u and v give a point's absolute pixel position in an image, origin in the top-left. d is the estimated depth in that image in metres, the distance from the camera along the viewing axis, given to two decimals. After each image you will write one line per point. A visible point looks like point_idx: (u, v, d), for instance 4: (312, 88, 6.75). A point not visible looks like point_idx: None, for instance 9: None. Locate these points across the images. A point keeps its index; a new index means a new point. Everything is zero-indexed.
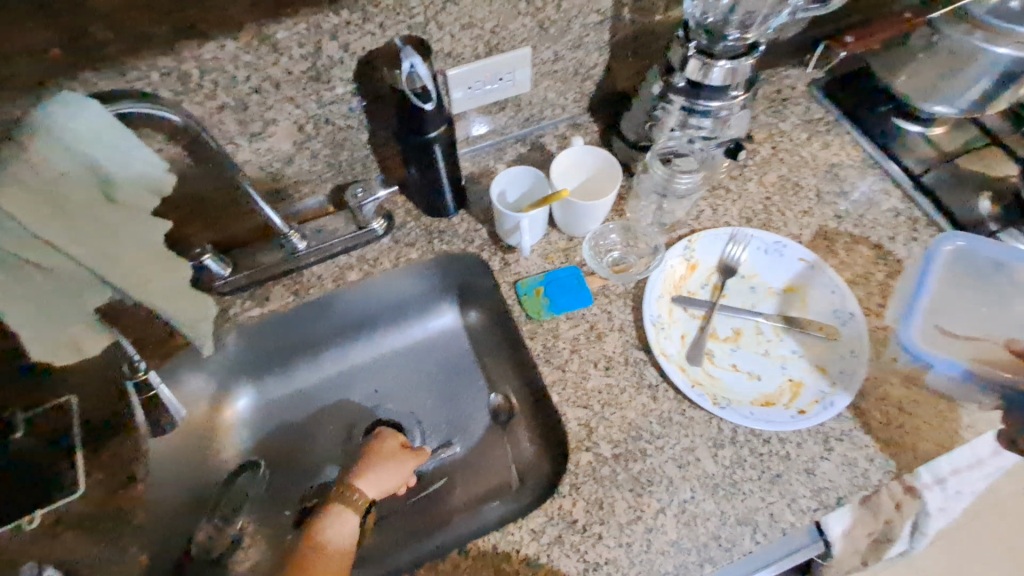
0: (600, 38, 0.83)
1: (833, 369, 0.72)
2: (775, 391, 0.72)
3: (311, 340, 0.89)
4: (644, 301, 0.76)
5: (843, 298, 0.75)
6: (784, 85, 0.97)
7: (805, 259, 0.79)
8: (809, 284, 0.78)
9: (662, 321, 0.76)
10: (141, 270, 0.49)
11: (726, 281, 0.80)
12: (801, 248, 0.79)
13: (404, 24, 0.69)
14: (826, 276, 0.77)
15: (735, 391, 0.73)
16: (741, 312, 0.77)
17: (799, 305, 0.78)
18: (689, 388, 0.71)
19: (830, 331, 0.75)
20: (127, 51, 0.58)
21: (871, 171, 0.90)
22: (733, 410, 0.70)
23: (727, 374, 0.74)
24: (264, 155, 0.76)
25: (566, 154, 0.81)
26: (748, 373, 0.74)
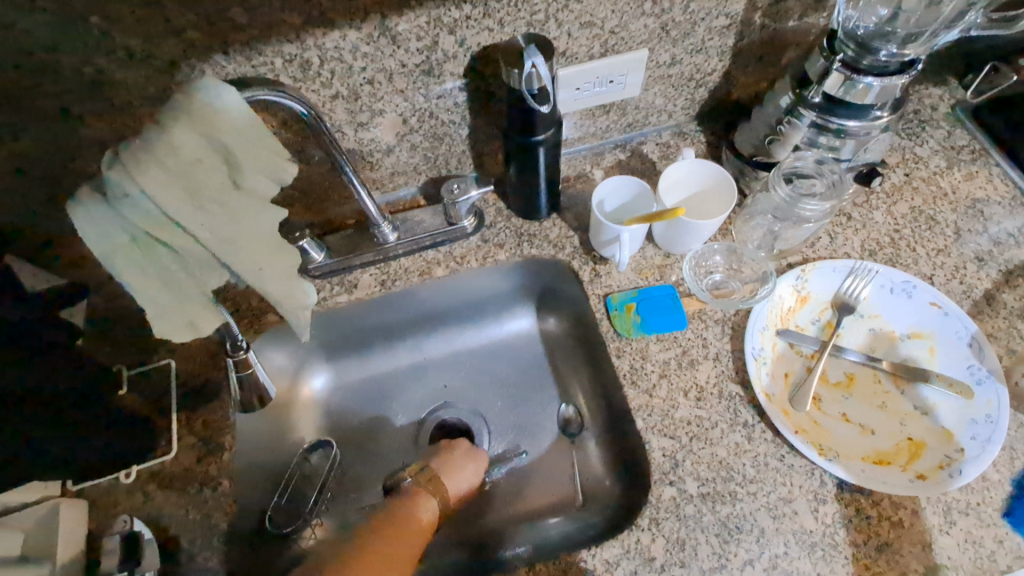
0: (723, 43, 0.77)
1: (964, 433, 0.64)
2: (891, 450, 0.65)
3: (390, 330, 0.89)
4: (747, 331, 0.70)
5: (982, 354, 0.66)
6: (924, 105, 0.87)
7: (937, 304, 0.70)
8: (940, 333, 0.69)
9: (765, 355, 0.70)
10: (256, 256, 0.49)
11: (842, 319, 0.72)
12: (933, 291, 0.70)
13: (523, 21, 0.66)
14: (961, 326, 0.68)
15: (844, 443, 0.65)
16: (857, 356, 0.70)
17: (925, 355, 0.69)
18: (792, 433, 0.65)
19: (963, 389, 0.66)
20: (258, 38, 0.59)
21: (1023, 209, 0.79)
22: (841, 465, 0.63)
23: (835, 423, 0.67)
24: (367, 145, 0.76)
25: (676, 167, 0.75)
26: (860, 424, 0.67)
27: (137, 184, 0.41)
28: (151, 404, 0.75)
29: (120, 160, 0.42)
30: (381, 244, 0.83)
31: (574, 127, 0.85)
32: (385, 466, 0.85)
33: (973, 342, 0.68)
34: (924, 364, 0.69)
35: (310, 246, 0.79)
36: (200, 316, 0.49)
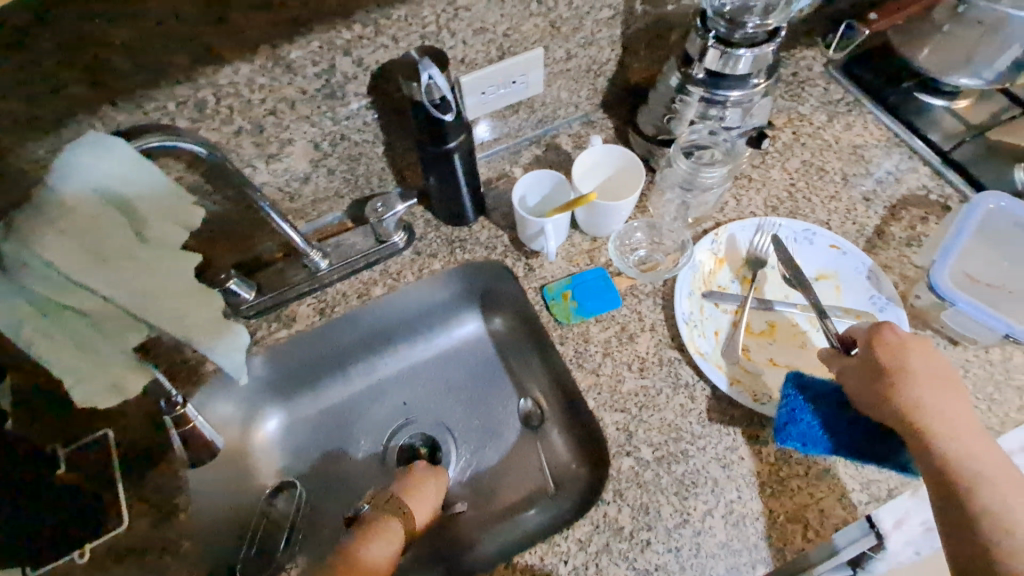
0: (612, 33, 0.82)
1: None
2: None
3: (339, 356, 0.88)
4: (675, 298, 0.75)
5: (879, 285, 0.74)
6: (801, 67, 0.95)
7: (836, 246, 0.77)
8: (843, 271, 0.77)
9: (695, 318, 0.75)
10: (177, 308, 0.48)
11: (757, 274, 0.78)
12: (831, 235, 0.78)
13: (417, 34, 0.67)
14: (859, 262, 0.76)
15: (775, 386, 0.71)
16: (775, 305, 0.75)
17: (833, 294, 0.76)
18: (728, 385, 0.70)
19: (868, 318, 0.73)
20: (146, 84, 0.58)
21: (897, 148, 0.87)
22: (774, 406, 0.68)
23: (765, 369, 0.72)
24: (281, 176, 0.75)
25: (586, 154, 0.79)
26: (786, 366, 0.72)
27: (35, 253, 0.40)
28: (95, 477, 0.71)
29: (12, 229, 0.41)
30: (314, 272, 0.82)
31: (488, 128, 0.88)
32: (353, 490, 0.84)
33: (871, 275, 0.75)
34: (834, 301, 0.76)
35: (238, 287, 0.78)
36: (125, 376, 0.49)
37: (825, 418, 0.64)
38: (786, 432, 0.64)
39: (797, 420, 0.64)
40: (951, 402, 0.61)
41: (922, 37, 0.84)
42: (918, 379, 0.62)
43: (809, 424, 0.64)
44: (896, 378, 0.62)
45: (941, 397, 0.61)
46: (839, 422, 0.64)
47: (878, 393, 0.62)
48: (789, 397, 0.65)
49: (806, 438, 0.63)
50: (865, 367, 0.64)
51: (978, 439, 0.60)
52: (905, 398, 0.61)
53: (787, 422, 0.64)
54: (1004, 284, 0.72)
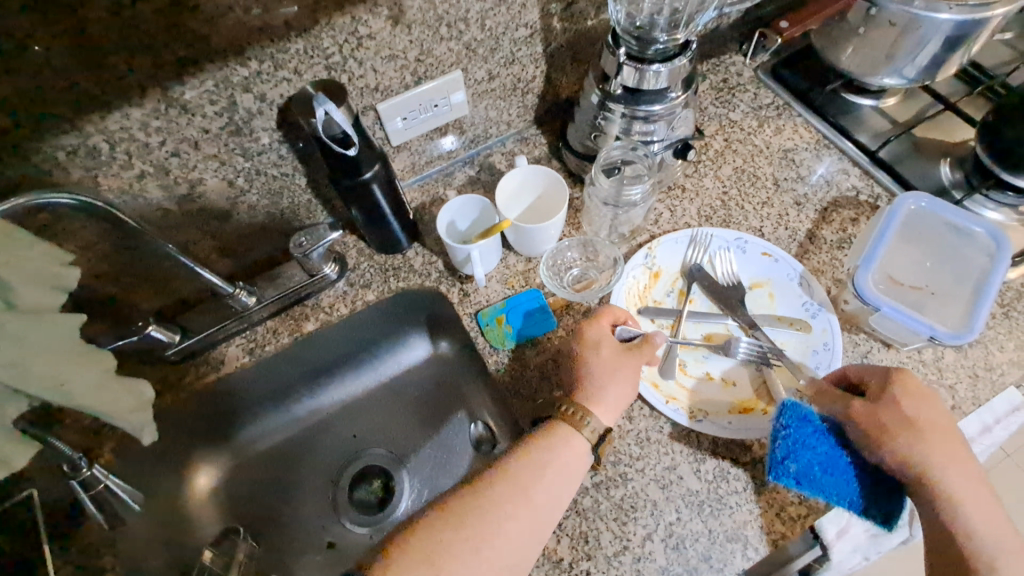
0: (532, 51, 0.80)
1: (810, 365, 0.70)
2: (753, 396, 0.70)
3: (278, 395, 0.86)
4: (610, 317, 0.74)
5: (811, 291, 0.74)
6: (731, 73, 0.95)
7: (768, 253, 0.77)
8: (776, 279, 0.76)
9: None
10: (59, 371, 0.45)
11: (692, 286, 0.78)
12: (762, 243, 0.77)
13: (321, 66, 0.65)
14: (790, 269, 0.76)
15: (712, 400, 0.70)
16: (709, 317, 0.75)
17: (767, 301, 0.76)
18: (664, 404, 0.69)
19: (802, 325, 0.73)
20: (27, 136, 0.55)
21: (827, 150, 0.88)
22: (710, 422, 0.68)
23: (701, 383, 0.71)
24: (197, 217, 0.73)
25: (512, 176, 0.77)
26: (723, 379, 0.71)
27: None
28: None
29: None
30: (241, 311, 0.79)
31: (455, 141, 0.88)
32: (297, 534, 0.82)
33: (803, 280, 0.75)
34: (768, 309, 0.75)
35: (159, 333, 0.75)
36: (11, 452, 0.45)
37: (824, 457, 0.59)
38: (783, 469, 0.58)
39: (798, 458, 0.58)
40: (952, 448, 0.59)
41: (843, 38, 0.84)
42: (922, 434, 0.59)
43: (808, 463, 0.58)
44: (906, 436, 0.58)
45: (946, 447, 0.59)
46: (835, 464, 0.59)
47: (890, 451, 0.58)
48: (791, 431, 0.59)
49: (804, 477, 0.58)
50: (878, 422, 0.59)
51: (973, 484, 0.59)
52: (913, 455, 0.58)
53: (787, 457, 0.58)
54: (929, 285, 0.72)
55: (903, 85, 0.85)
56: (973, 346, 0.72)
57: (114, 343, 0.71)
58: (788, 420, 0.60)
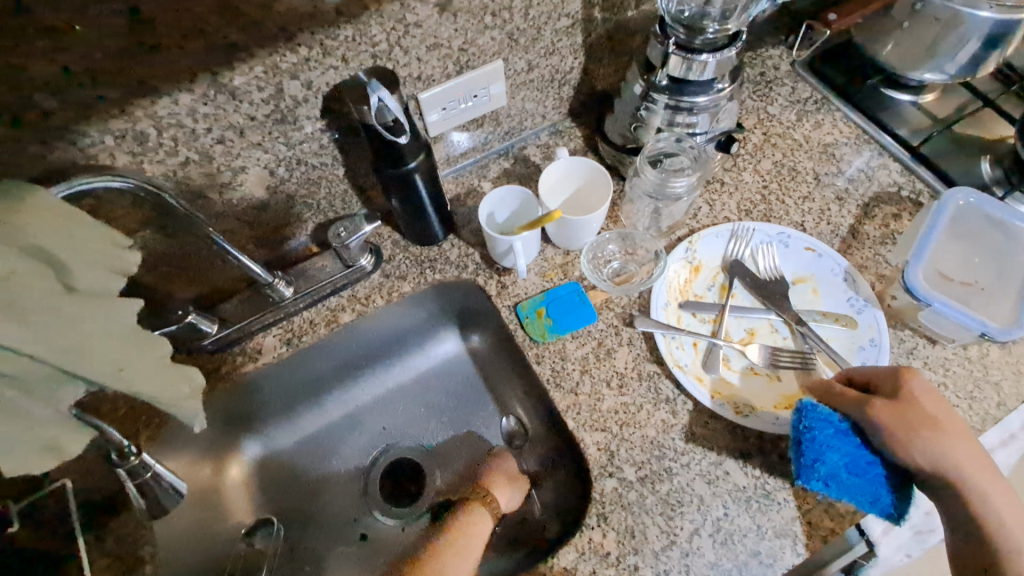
0: (573, 42, 0.80)
1: (858, 361, 0.70)
2: (799, 392, 0.69)
3: (311, 386, 0.85)
4: (652, 311, 0.73)
5: (856, 286, 0.73)
6: (767, 66, 0.94)
7: (811, 248, 0.76)
8: (819, 274, 0.76)
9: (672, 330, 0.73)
10: (116, 355, 0.45)
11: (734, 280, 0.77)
12: (805, 237, 0.77)
13: (367, 54, 0.65)
14: (834, 264, 0.75)
15: (757, 395, 0.69)
16: (752, 312, 0.74)
17: (811, 296, 0.75)
18: (709, 398, 0.68)
19: (848, 321, 0.72)
20: (77, 119, 0.55)
21: (867, 145, 0.87)
22: (757, 418, 0.67)
23: (744, 378, 0.71)
24: (236, 205, 0.73)
25: (553, 168, 0.77)
26: (768, 374, 0.71)
27: None
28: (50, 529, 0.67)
29: None
30: (278, 302, 0.79)
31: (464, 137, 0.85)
32: (330, 526, 0.82)
33: (848, 275, 0.74)
34: (811, 304, 0.75)
35: (204, 323, 0.76)
36: (62, 436, 0.45)
37: (850, 458, 0.57)
38: (812, 471, 0.57)
39: (827, 460, 0.57)
40: (964, 446, 0.59)
41: (886, 32, 0.83)
42: (939, 430, 0.58)
43: (837, 464, 0.57)
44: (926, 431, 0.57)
45: (962, 444, 0.58)
46: (861, 463, 0.57)
47: (915, 447, 0.57)
48: (815, 433, 0.58)
49: (833, 479, 0.57)
50: (903, 419, 0.58)
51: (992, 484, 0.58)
52: (934, 451, 0.57)
53: (815, 459, 0.57)
54: (976, 280, 0.71)
55: (944, 80, 0.84)
56: (1020, 343, 0.71)
57: (159, 330, 0.72)
58: (811, 422, 0.59)
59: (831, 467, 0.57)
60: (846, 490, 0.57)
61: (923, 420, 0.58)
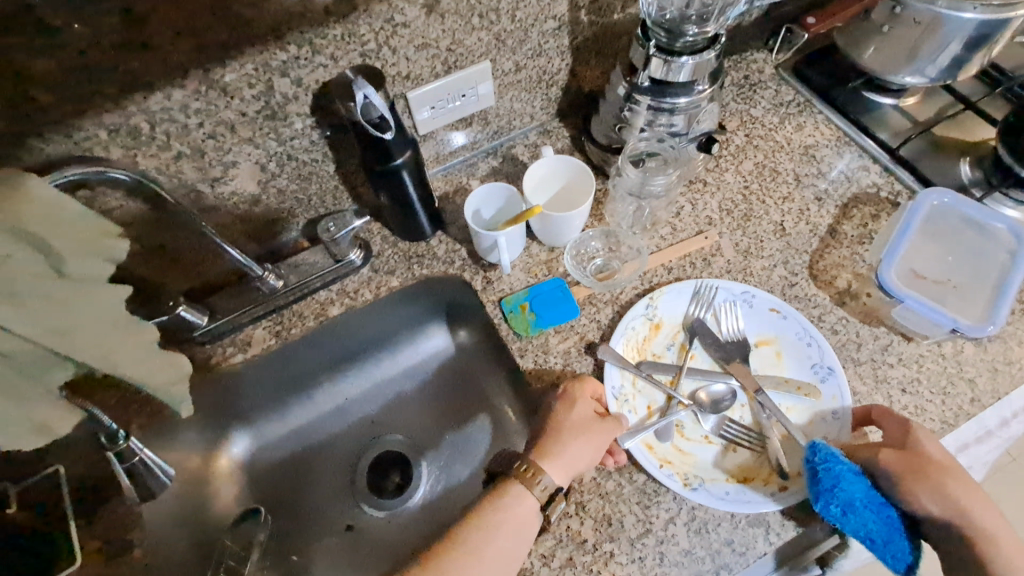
0: (559, 43, 0.82)
1: (817, 433, 0.69)
2: (753, 465, 0.68)
3: (302, 379, 0.87)
4: (607, 369, 0.71)
5: (821, 353, 0.71)
6: (752, 70, 0.96)
7: (777, 309, 0.74)
8: (784, 336, 0.74)
9: (625, 392, 0.71)
10: (102, 341, 0.47)
11: (693, 340, 0.76)
12: (771, 297, 0.74)
13: (356, 53, 0.67)
14: (799, 328, 0.73)
15: (710, 467, 0.68)
16: (710, 377, 0.73)
17: (774, 361, 0.74)
18: (659, 468, 0.66)
19: (810, 390, 0.71)
20: (72, 113, 0.57)
21: (848, 147, 0.89)
22: (706, 491, 0.65)
23: (699, 446, 0.70)
24: (228, 199, 0.74)
25: (538, 166, 0.78)
26: (722, 444, 0.70)
27: None
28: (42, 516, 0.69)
29: None
30: (268, 294, 0.81)
31: (462, 137, 0.88)
32: (316, 513, 0.83)
33: (812, 341, 0.73)
34: (774, 369, 0.73)
35: (189, 314, 0.76)
36: (53, 417, 0.46)
37: (866, 493, 0.59)
38: (832, 497, 0.58)
39: (845, 488, 0.59)
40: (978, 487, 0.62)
41: (865, 37, 0.85)
42: (956, 472, 0.61)
43: (855, 495, 0.59)
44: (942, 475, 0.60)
45: (973, 494, 0.60)
46: (871, 502, 0.59)
47: (917, 495, 0.60)
48: (831, 463, 0.60)
49: (850, 508, 0.58)
50: (909, 464, 0.61)
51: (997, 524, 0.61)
52: (942, 494, 0.60)
53: (834, 486, 0.59)
54: (950, 279, 0.73)
55: (924, 83, 0.86)
56: (993, 341, 0.73)
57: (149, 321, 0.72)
58: (825, 455, 0.61)
59: (852, 497, 0.58)
60: (859, 517, 0.58)
61: (930, 467, 0.60)
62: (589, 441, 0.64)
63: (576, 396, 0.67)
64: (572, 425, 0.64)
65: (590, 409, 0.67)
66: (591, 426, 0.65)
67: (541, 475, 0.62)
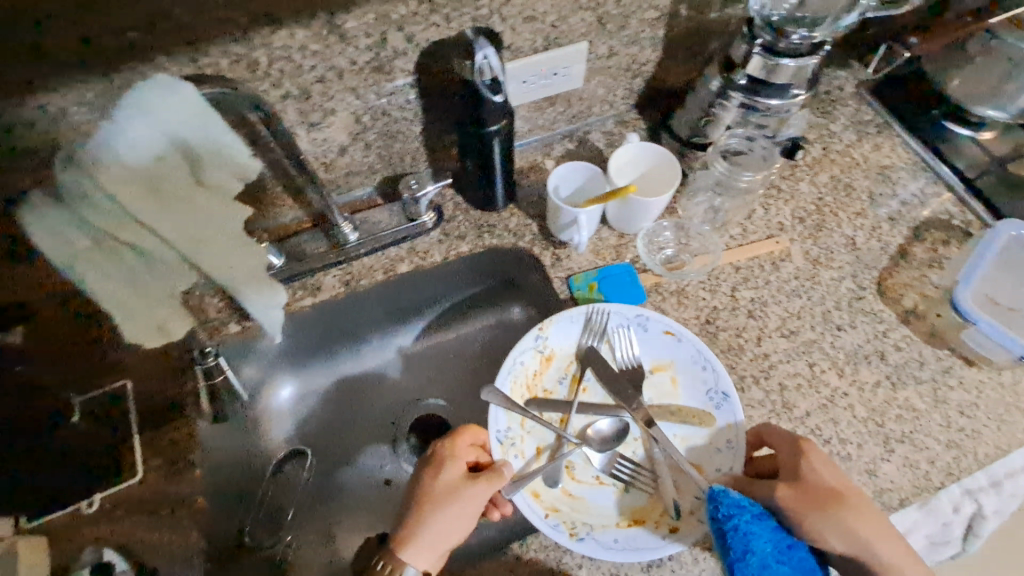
0: (655, 34, 0.83)
1: (711, 464, 0.67)
2: (647, 506, 0.67)
3: (356, 332, 0.88)
4: (493, 413, 0.69)
5: (715, 378, 0.69)
6: (833, 86, 0.96)
7: (671, 332, 0.72)
8: (678, 361, 0.72)
9: (513, 435, 0.69)
10: (222, 257, 0.49)
11: (585, 371, 0.75)
12: (664, 320, 0.72)
13: (469, 16, 0.68)
14: (694, 351, 0.71)
15: (599, 512, 0.67)
16: (603, 411, 0.73)
17: (670, 388, 0.73)
18: (543, 518, 0.63)
19: (704, 417, 0.70)
20: (202, 37, 0.58)
21: (923, 172, 0.89)
22: (593, 540, 0.62)
23: (590, 489, 0.69)
24: (319, 146, 0.76)
25: (623, 151, 0.80)
26: (614, 484, 0.70)
27: (98, 185, 0.41)
28: None
29: (74, 161, 0.40)
30: (342, 243, 0.83)
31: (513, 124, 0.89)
32: (355, 462, 0.85)
33: (707, 364, 0.70)
34: (670, 395, 0.72)
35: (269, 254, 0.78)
36: (169, 318, 0.50)
37: (775, 542, 0.57)
38: (744, 562, 0.55)
39: (755, 549, 0.56)
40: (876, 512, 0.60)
41: None
42: (852, 501, 0.59)
43: (765, 553, 0.56)
44: (842, 507, 0.58)
45: (868, 520, 0.59)
46: (784, 550, 0.57)
47: (814, 527, 0.57)
48: (737, 521, 0.56)
49: (766, 570, 0.55)
50: (806, 496, 0.58)
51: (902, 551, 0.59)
52: (838, 522, 0.58)
53: (744, 551, 0.55)
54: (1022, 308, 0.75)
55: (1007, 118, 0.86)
56: None
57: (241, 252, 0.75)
58: (727, 509, 0.57)
59: (763, 559, 0.55)
60: (778, 575, 0.56)
61: (826, 496, 0.58)
62: (462, 509, 0.61)
63: (449, 454, 0.64)
64: (439, 496, 0.61)
65: (460, 471, 0.63)
66: (460, 493, 0.61)
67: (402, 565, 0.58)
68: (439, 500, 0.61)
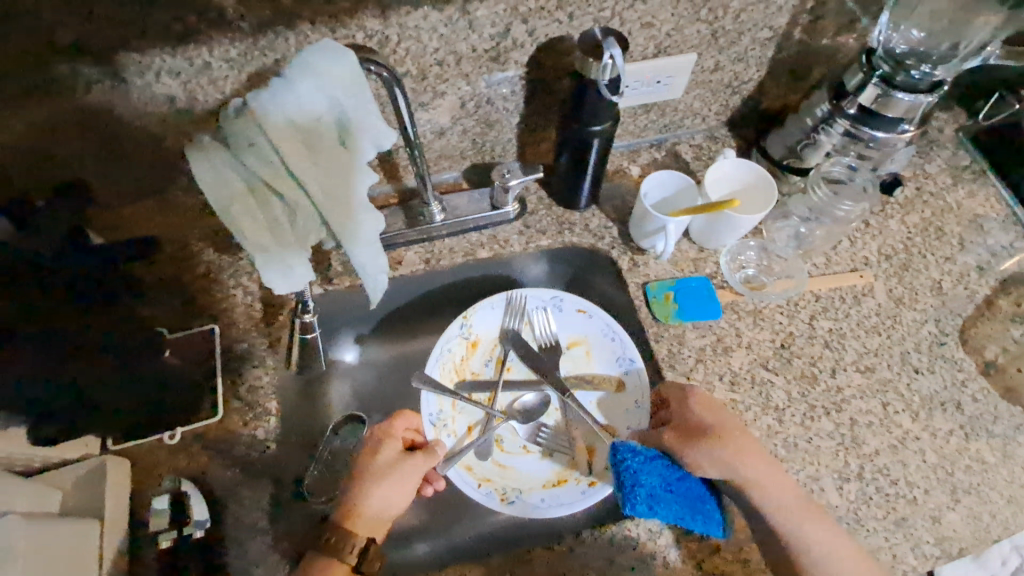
0: (763, 54, 0.83)
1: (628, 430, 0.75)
2: (566, 468, 0.75)
3: (426, 307, 0.89)
4: (425, 396, 0.75)
5: (623, 349, 0.76)
6: (932, 126, 0.94)
7: (583, 311, 0.79)
8: (590, 337, 0.80)
9: (444, 417, 0.76)
10: (350, 218, 0.52)
11: (508, 353, 0.81)
12: (578, 300, 0.79)
13: (591, 16, 0.70)
14: (604, 326, 0.78)
15: (526, 476, 0.75)
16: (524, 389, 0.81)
17: (585, 360, 0.80)
18: (477, 488, 0.71)
19: (617, 385, 0.77)
20: (346, 9, 0.61)
21: (1017, 226, 0.87)
22: (521, 501, 0.70)
23: (517, 457, 0.77)
24: (423, 125, 0.79)
25: (718, 165, 0.80)
26: (538, 451, 0.78)
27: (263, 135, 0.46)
28: (195, 368, 0.74)
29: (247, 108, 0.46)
30: (427, 224, 0.84)
31: None
32: None
33: (615, 335, 0.78)
34: (585, 368, 0.80)
35: None
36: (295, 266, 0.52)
37: (662, 479, 0.63)
38: (632, 495, 0.62)
39: (642, 483, 0.62)
40: (763, 452, 0.65)
41: None
42: (734, 438, 0.64)
43: (651, 487, 0.62)
44: (723, 445, 0.63)
45: (755, 457, 0.64)
46: (670, 488, 0.62)
47: (696, 463, 0.63)
48: (628, 461, 0.63)
49: (653, 500, 0.61)
50: (689, 440, 0.64)
51: (785, 488, 0.64)
52: (723, 459, 0.63)
53: (633, 484, 0.62)
54: None
55: None
56: None
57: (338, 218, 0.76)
58: (622, 453, 0.64)
59: (651, 492, 0.61)
60: (664, 508, 0.61)
61: (709, 436, 0.64)
62: (406, 480, 0.66)
63: (384, 435, 0.68)
64: (383, 474, 0.65)
65: (396, 450, 0.67)
66: (405, 470, 0.66)
67: (351, 539, 0.61)
68: (383, 476, 0.65)
